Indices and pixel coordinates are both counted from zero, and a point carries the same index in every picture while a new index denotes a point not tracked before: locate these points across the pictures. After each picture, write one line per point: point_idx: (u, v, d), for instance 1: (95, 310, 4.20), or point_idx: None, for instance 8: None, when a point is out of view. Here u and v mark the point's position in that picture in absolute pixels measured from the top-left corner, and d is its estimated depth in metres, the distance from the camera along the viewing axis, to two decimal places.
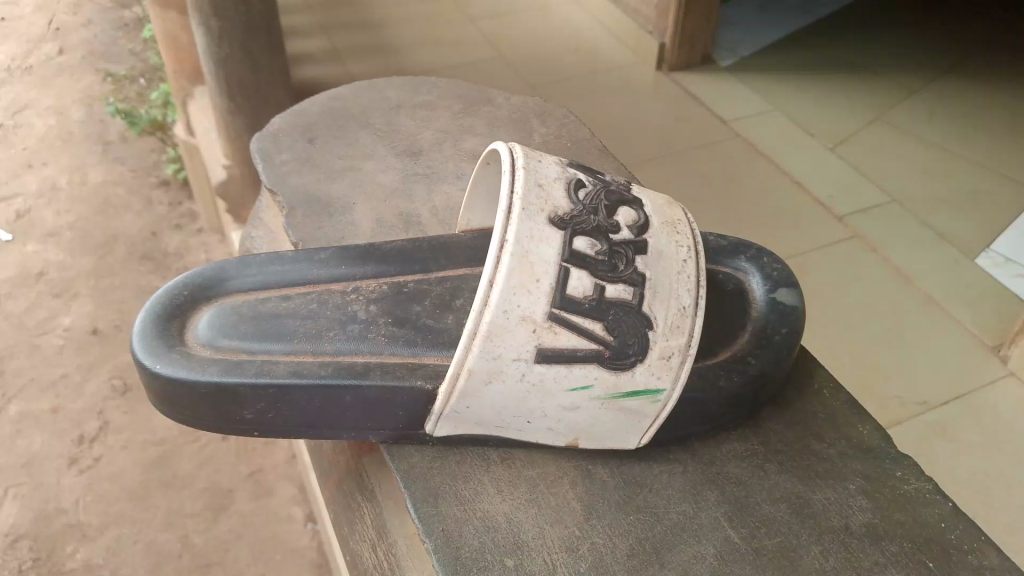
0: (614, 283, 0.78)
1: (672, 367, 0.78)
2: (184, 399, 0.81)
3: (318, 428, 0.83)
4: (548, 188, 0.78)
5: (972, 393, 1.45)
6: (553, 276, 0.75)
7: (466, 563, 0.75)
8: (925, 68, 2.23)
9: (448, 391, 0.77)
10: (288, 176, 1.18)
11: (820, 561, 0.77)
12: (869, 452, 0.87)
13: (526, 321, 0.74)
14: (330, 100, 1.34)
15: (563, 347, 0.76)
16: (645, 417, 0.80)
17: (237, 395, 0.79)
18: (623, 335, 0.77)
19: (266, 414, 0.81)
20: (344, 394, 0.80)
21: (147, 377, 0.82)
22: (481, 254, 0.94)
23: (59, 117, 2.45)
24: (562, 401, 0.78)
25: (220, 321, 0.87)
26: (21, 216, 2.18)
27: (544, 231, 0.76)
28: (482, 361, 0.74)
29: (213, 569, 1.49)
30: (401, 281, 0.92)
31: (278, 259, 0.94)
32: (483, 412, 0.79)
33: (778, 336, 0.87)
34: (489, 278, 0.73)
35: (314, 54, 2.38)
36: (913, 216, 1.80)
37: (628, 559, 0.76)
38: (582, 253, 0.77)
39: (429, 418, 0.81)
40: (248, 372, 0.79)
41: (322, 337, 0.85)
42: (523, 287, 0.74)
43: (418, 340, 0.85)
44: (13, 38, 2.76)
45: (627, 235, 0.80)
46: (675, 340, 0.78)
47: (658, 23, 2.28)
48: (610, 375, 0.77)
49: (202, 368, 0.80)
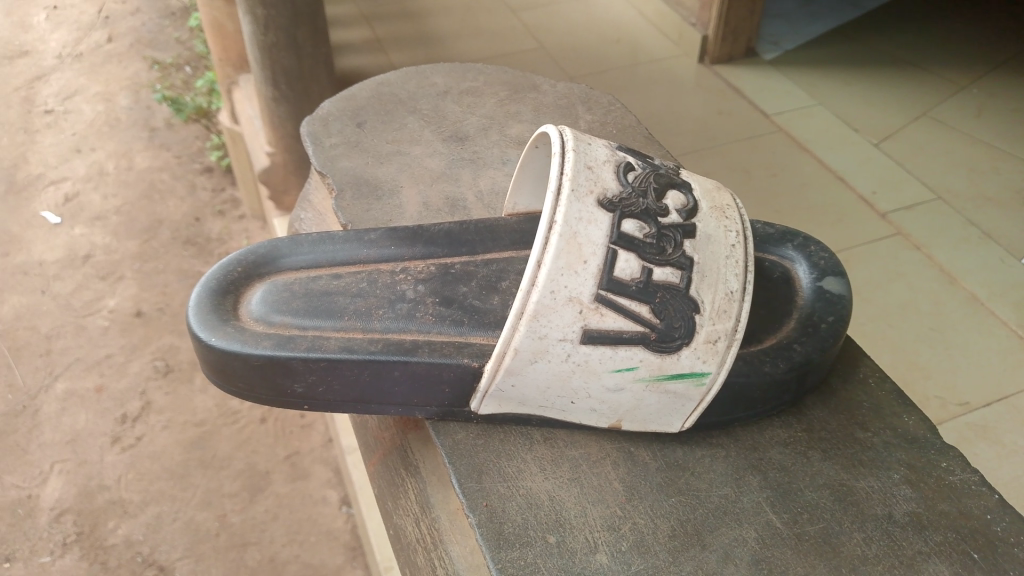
0: (661, 266, 0.78)
1: (717, 351, 0.78)
2: (237, 372, 0.83)
3: (368, 404, 0.84)
4: (598, 169, 0.79)
5: (1013, 395, 1.43)
6: (601, 257, 0.76)
7: (509, 538, 0.77)
8: (975, 64, 2.20)
9: (493, 368, 0.78)
10: (337, 159, 1.20)
11: (863, 548, 0.77)
12: (914, 441, 0.87)
13: (573, 302, 0.75)
14: (378, 85, 1.35)
15: (609, 329, 0.76)
16: (690, 401, 0.80)
17: (289, 368, 0.81)
18: (669, 318, 0.77)
19: (317, 390, 0.83)
20: (393, 369, 0.81)
21: (200, 350, 0.84)
22: (526, 238, 0.95)
23: (107, 103, 2.51)
24: (606, 382, 0.78)
25: (272, 297, 0.89)
26: (69, 200, 2.23)
27: (592, 213, 0.76)
28: (528, 341, 0.75)
29: (250, 548, 1.52)
30: (448, 263, 0.93)
31: (330, 238, 0.96)
32: (528, 391, 0.80)
33: (825, 324, 0.87)
34: (537, 258, 0.74)
35: (358, 42, 2.40)
36: (958, 213, 1.78)
37: (669, 540, 0.77)
38: (630, 236, 0.77)
39: (475, 396, 0.82)
40: (300, 346, 0.81)
41: (371, 314, 0.86)
42: (571, 267, 0.74)
43: (465, 319, 0.86)
44: (63, 26, 2.83)
45: (676, 218, 0.81)
46: (721, 325, 0.78)
47: (701, 15, 2.27)
48: (655, 358, 0.77)
49: (255, 342, 0.82)
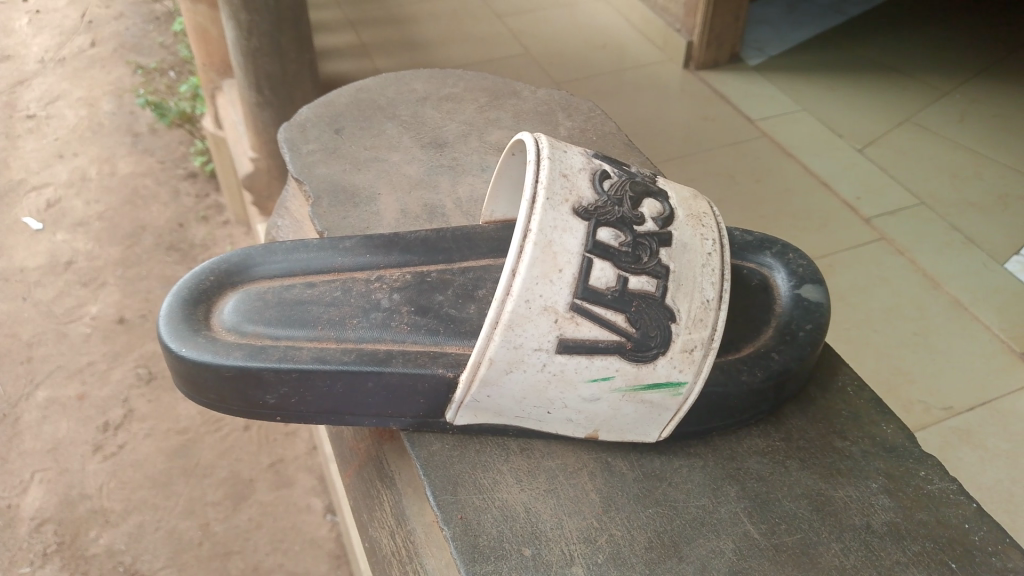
0: (637, 275, 0.77)
1: (694, 360, 0.77)
2: (209, 383, 0.82)
3: (342, 415, 0.83)
4: (573, 176, 0.78)
5: (997, 399, 1.43)
6: (576, 266, 0.75)
7: (484, 551, 0.76)
8: (958, 70, 2.21)
9: (468, 379, 0.77)
10: (315, 166, 1.19)
11: (841, 558, 0.76)
12: (892, 450, 0.86)
13: (548, 312, 0.74)
14: (357, 91, 1.34)
15: (585, 338, 0.75)
16: (667, 410, 0.80)
17: (261, 380, 0.80)
18: (646, 327, 0.76)
19: (290, 401, 0.82)
20: (367, 380, 0.80)
21: (172, 361, 0.83)
22: (504, 246, 0.94)
23: (89, 108, 2.48)
24: (582, 392, 0.77)
25: (245, 306, 0.88)
26: (51, 206, 2.21)
27: (567, 221, 0.75)
28: (503, 351, 0.74)
29: (232, 557, 1.51)
30: (424, 271, 0.92)
31: (304, 247, 0.94)
32: (503, 401, 0.79)
33: (803, 332, 0.87)
34: (512, 268, 0.73)
35: (343, 47, 2.39)
36: (941, 218, 1.78)
37: (646, 551, 0.76)
38: (606, 244, 0.77)
39: (450, 407, 0.81)
40: (272, 357, 0.80)
41: (346, 324, 0.85)
42: (546, 277, 0.74)
43: (440, 329, 0.85)
44: (46, 30, 2.80)
45: (652, 226, 0.80)
46: (697, 334, 0.78)
47: (685, 21, 2.27)
48: (632, 367, 0.76)
49: (227, 352, 0.81)
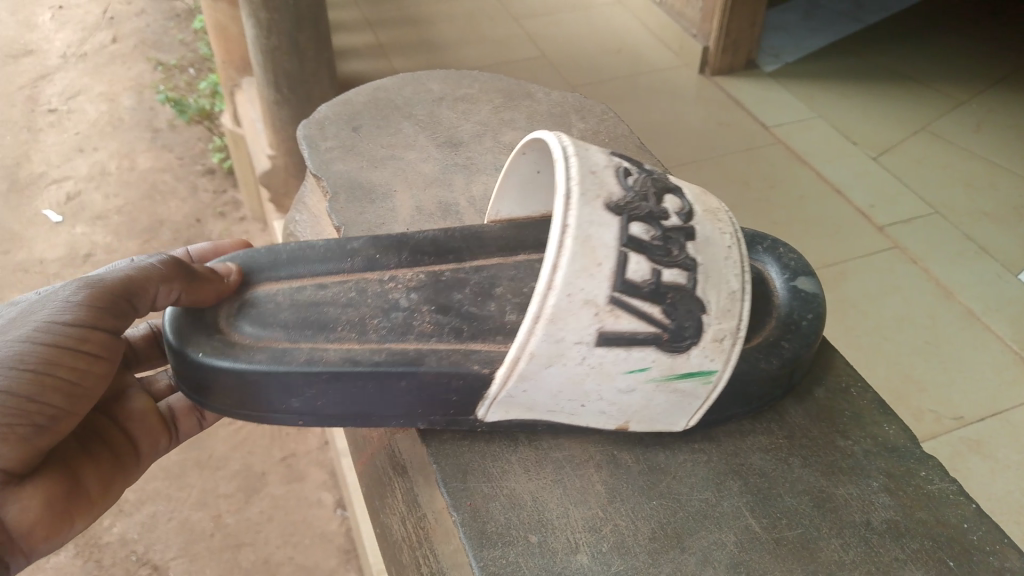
0: (670, 268, 0.79)
1: (724, 349, 0.80)
2: (231, 389, 0.82)
3: (368, 416, 0.84)
4: (602, 175, 0.80)
5: (1008, 410, 1.44)
6: (613, 260, 0.77)
7: (492, 538, 0.78)
8: (975, 79, 2.21)
9: (505, 375, 0.78)
10: (333, 163, 1.21)
11: (840, 553, 0.78)
12: (894, 449, 0.88)
13: (589, 305, 0.75)
14: (375, 90, 1.37)
15: (624, 330, 0.77)
16: (697, 399, 0.82)
17: (288, 381, 0.81)
18: (680, 319, 0.78)
19: (318, 404, 0.83)
20: (396, 380, 0.81)
21: (191, 369, 0.83)
22: (511, 243, 0.96)
23: (110, 103, 2.52)
24: (618, 384, 0.79)
25: (259, 308, 0.88)
26: (70, 199, 2.25)
27: (601, 217, 0.77)
28: (544, 345, 0.75)
29: (244, 549, 1.54)
30: (436, 270, 0.93)
31: (310, 249, 0.94)
32: (538, 397, 0.80)
33: (805, 322, 0.89)
34: (554, 261, 0.74)
35: (361, 47, 2.42)
36: (955, 227, 1.79)
37: (650, 542, 0.78)
38: (639, 238, 0.79)
39: (481, 403, 0.82)
40: (297, 360, 0.81)
41: (366, 325, 0.86)
42: (587, 271, 0.75)
43: (464, 328, 0.87)
44: (68, 26, 2.85)
45: (676, 221, 0.83)
46: (726, 323, 0.80)
47: (702, 26, 2.28)
48: (667, 358, 0.78)
49: (248, 356, 0.82)
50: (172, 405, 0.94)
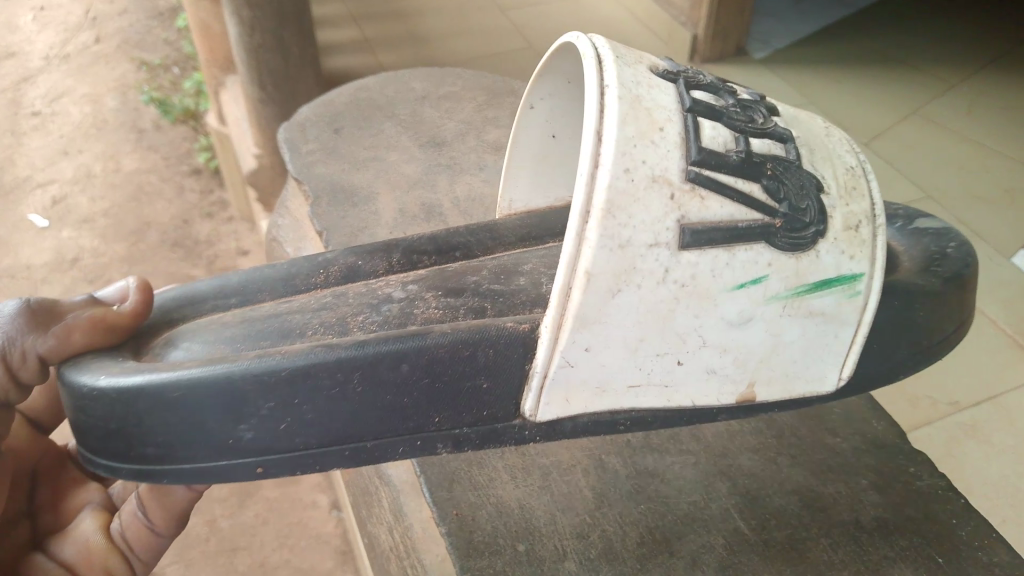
0: (760, 137, 0.66)
1: (863, 240, 0.67)
2: (158, 414, 0.60)
3: (366, 425, 0.63)
4: (637, 53, 0.69)
5: (1003, 395, 1.42)
6: (679, 125, 0.62)
7: (478, 547, 0.77)
8: (965, 61, 2.21)
9: (557, 320, 0.60)
10: (314, 166, 1.20)
11: (829, 553, 0.77)
12: (882, 447, 0.88)
13: (659, 182, 0.60)
14: (356, 90, 1.36)
15: (716, 218, 0.61)
16: (842, 326, 0.67)
17: (240, 392, 0.60)
18: (794, 198, 0.64)
19: (279, 420, 0.62)
20: (397, 362, 0.61)
21: (94, 406, 0.61)
22: (530, 232, 0.91)
23: (93, 105, 2.50)
24: (726, 310, 0.63)
25: (201, 333, 0.74)
26: (56, 203, 2.23)
27: (651, 80, 0.64)
28: (606, 253, 0.58)
29: (239, 553, 1.52)
30: (437, 269, 0.87)
31: (270, 268, 0.85)
32: (607, 354, 0.62)
33: (950, 249, 0.79)
34: (599, 126, 0.59)
35: (346, 42, 2.40)
36: (947, 211, 1.78)
37: (638, 546, 0.77)
38: (708, 104, 0.66)
39: (526, 392, 0.64)
40: (250, 355, 0.61)
41: (352, 322, 0.76)
42: (647, 137, 0.60)
43: (485, 307, 0.77)
44: (50, 27, 2.82)
45: (749, 97, 0.72)
46: (857, 207, 0.68)
47: (692, 14, 2.28)
48: (791, 257, 0.64)
49: (177, 365, 0.61)
50: (122, 527, 0.74)
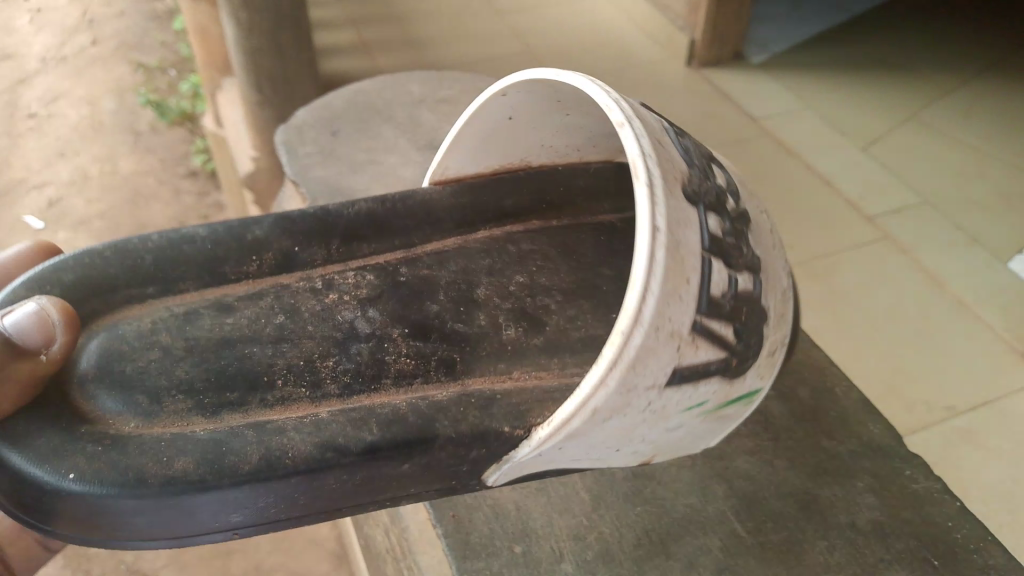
0: (742, 272, 0.71)
1: (772, 362, 0.78)
2: (178, 515, 0.68)
3: (328, 513, 0.73)
4: (665, 150, 0.70)
5: (1001, 399, 1.42)
6: (700, 273, 0.66)
7: (476, 548, 0.81)
8: (961, 66, 2.22)
9: (556, 431, 0.65)
10: (311, 168, 1.20)
11: (826, 554, 0.82)
12: (879, 450, 0.92)
13: (674, 338, 0.64)
14: (355, 93, 1.36)
15: (699, 363, 0.68)
16: (738, 422, 0.78)
17: (265, 493, 0.69)
18: (746, 339, 0.72)
19: (264, 513, 0.71)
20: (397, 462, 0.71)
21: (116, 517, 0.67)
22: (463, 214, 0.98)
23: (90, 107, 2.50)
24: (670, 421, 0.71)
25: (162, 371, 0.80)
26: (52, 206, 2.22)
27: (686, 212, 0.66)
28: (615, 395, 0.63)
29: (234, 556, 1.52)
30: (391, 271, 0.94)
31: (217, 265, 0.89)
32: (580, 449, 0.69)
33: None
34: (642, 284, 0.61)
35: (344, 45, 2.41)
36: (943, 216, 1.79)
37: (635, 548, 0.82)
38: (717, 235, 0.69)
39: (493, 469, 0.73)
40: (279, 467, 0.68)
41: (322, 379, 0.81)
42: (675, 292, 0.63)
43: (455, 358, 0.86)
44: (47, 29, 2.81)
45: (732, 204, 0.76)
46: (777, 335, 0.77)
47: (688, 19, 2.30)
48: (727, 387, 0.72)
49: (215, 477, 0.67)
50: None
